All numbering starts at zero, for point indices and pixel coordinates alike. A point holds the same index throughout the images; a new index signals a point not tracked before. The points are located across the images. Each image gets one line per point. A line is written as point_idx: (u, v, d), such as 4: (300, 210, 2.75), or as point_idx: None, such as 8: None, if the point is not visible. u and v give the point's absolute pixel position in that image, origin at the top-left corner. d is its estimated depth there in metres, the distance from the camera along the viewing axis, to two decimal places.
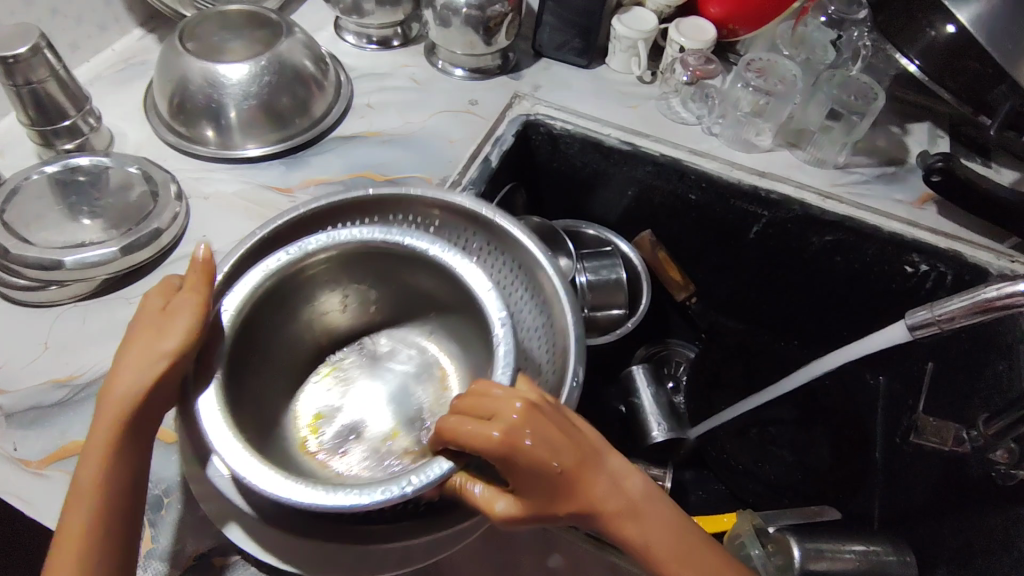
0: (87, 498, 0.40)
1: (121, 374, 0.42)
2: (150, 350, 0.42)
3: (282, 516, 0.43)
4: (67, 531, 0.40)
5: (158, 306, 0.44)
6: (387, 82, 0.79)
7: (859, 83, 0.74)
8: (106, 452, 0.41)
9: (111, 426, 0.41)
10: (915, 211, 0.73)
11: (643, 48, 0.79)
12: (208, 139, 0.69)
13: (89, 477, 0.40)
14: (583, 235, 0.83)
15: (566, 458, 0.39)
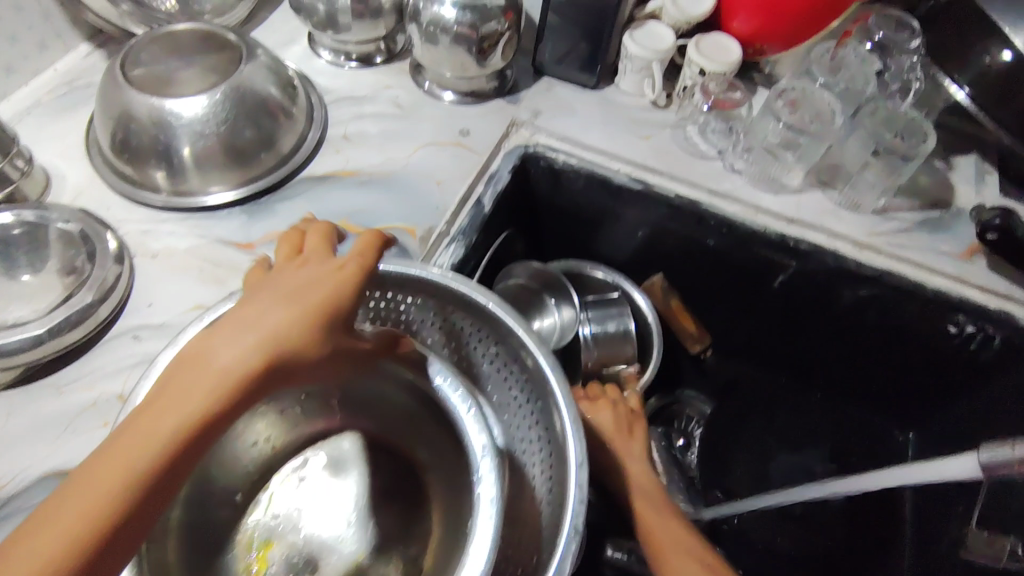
0: (121, 474, 0.31)
1: (251, 332, 0.36)
2: (287, 325, 0.37)
3: None
4: (70, 507, 0.30)
5: (310, 275, 0.40)
6: (367, 107, 0.69)
7: (907, 119, 0.66)
8: (179, 431, 0.33)
9: (201, 394, 0.34)
10: (961, 264, 0.64)
11: (658, 69, 0.70)
12: (159, 184, 0.60)
13: (145, 447, 0.32)
14: (590, 277, 0.75)
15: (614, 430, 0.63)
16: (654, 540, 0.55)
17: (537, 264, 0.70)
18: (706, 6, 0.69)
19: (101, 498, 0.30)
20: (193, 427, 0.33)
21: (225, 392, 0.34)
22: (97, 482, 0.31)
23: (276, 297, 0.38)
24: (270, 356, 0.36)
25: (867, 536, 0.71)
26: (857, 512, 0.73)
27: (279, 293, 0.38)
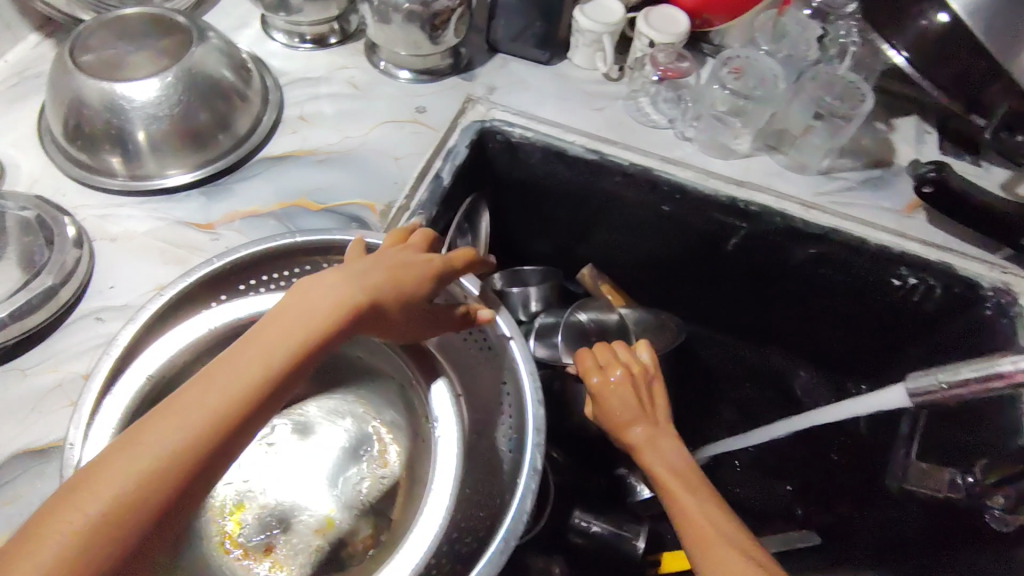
0: (207, 407, 0.33)
1: (332, 298, 0.39)
2: (366, 295, 0.40)
3: None
4: (161, 429, 0.32)
5: (394, 257, 0.44)
6: (323, 88, 0.70)
7: (844, 83, 0.67)
8: (246, 382, 0.35)
9: (277, 351, 0.36)
10: (902, 219, 0.67)
11: (608, 43, 0.71)
12: (115, 169, 0.60)
13: (224, 394, 0.34)
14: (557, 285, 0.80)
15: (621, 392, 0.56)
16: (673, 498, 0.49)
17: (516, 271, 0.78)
18: None
19: (179, 440, 0.32)
20: (260, 382, 0.35)
21: (298, 352, 0.37)
22: (177, 424, 0.33)
23: (360, 267, 0.42)
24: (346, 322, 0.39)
25: (825, 480, 0.75)
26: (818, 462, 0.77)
27: (362, 268, 0.42)
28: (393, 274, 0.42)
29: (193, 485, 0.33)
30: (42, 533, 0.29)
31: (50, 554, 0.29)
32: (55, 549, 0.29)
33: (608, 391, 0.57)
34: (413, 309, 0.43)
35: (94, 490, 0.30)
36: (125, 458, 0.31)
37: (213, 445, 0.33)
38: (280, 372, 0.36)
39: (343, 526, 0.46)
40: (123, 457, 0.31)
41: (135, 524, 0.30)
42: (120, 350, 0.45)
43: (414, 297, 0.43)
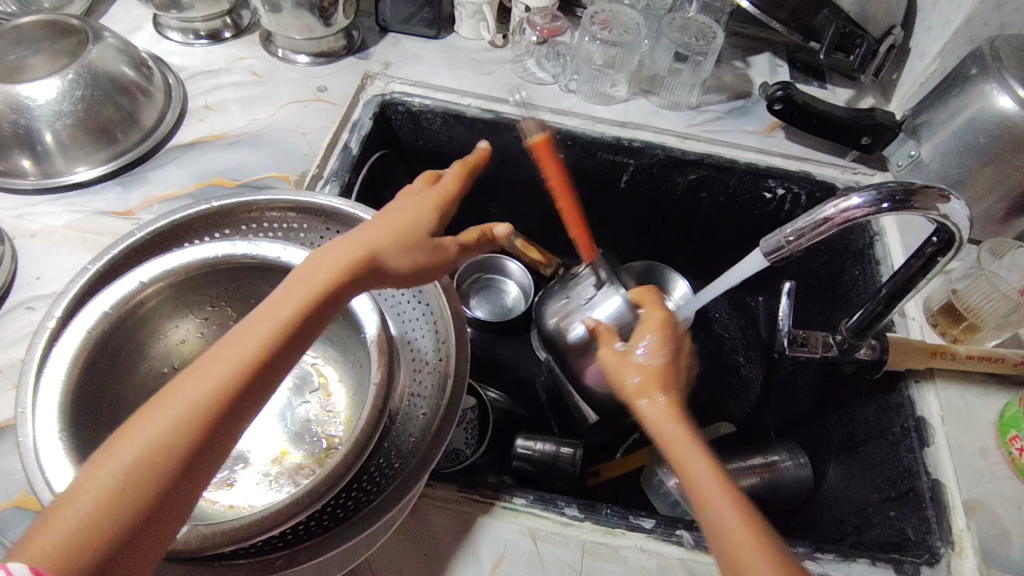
0: (205, 383, 0.33)
1: (334, 254, 0.39)
2: (370, 250, 0.40)
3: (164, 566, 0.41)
4: (164, 407, 0.32)
5: (406, 210, 0.43)
6: (224, 78, 0.74)
7: (697, 24, 0.75)
8: (247, 355, 0.34)
9: (280, 316, 0.36)
10: (765, 138, 0.77)
11: (489, 12, 0.78)
12: (26, 170, 0.62)
13: (234, 353, 0.34)
14: (502, 265, 0.90)
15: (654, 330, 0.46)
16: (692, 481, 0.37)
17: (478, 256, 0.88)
18: None
19: (194, 401, 0.33)
20: (260, 356, 0.35)
21: (307, 309, 0.37)
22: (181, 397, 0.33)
23: (367, 228, 0.41)
24: (352, 279, 0.39)
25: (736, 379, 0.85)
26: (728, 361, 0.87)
27: (366, 225, 0.41)
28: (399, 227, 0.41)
29: (206, 449, 0.33)
30: (67, 501, 0.30)
31: (77, 513, 0.30)
32: (73, 517, 0.30)
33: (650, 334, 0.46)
34: (432, 255, 0.42)
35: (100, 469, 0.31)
36: (133, 436, 0.31)
37: (224, 408, 0.33)
38: (289, 328, 0.36)
39: (295, 454, 0.50)
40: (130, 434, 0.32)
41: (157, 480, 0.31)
42: (55, 322, 0.47)
43: (424, 246, 0.42)
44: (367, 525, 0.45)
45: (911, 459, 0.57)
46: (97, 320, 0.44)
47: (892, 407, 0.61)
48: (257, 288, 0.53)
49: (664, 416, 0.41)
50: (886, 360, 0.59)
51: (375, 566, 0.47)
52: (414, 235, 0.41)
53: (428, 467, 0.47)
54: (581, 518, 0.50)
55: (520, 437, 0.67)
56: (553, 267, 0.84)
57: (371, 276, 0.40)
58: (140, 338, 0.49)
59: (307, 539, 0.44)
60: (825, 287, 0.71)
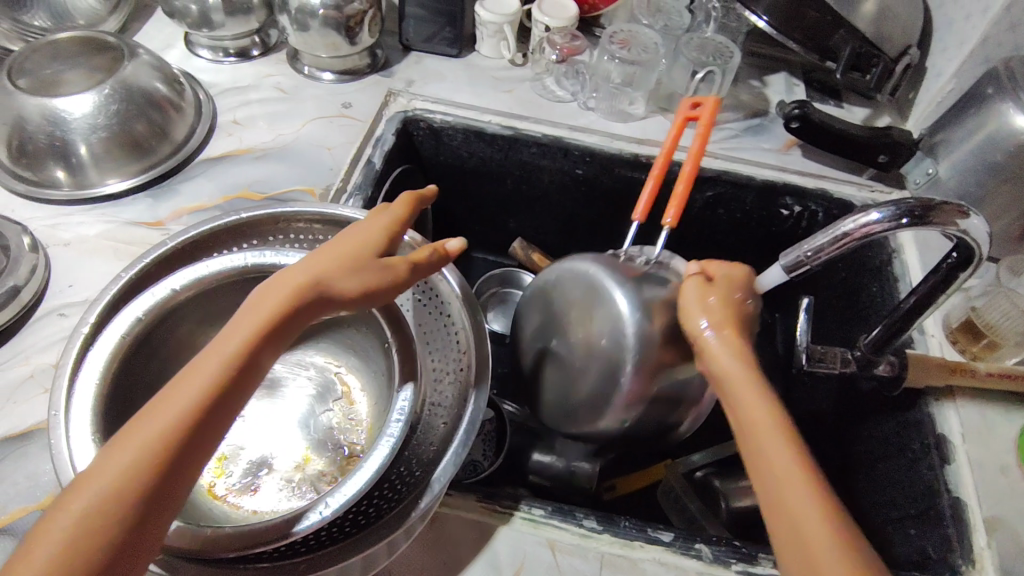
0: (167, 414, 0.34)
1: (284, 283, 0.40)
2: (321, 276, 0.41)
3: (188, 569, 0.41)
4: (127, 442, 0.33)
5: (352, 237, 0.45)
6: (251, 95, 0.76)
7: (715, 43, 0.78)
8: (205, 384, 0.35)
9: (234, 343, 0.37)
10: (782, 156, 0.78)
11: (509, 32, 0.80)
12: (60, 181, 0.64)
13: (193, 384, 0.35)
14: (520, 280, 0.91)
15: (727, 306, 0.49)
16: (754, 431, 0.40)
17: (495, 271, 0.90)
18: None
19: (154, 432, 0.33)
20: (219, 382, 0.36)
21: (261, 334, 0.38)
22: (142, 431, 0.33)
23: (314, 256, 0.43)
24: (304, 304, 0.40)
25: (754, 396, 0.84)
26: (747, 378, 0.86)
27: (314, 255, 0.43)
28: (349, 251, 0.43)
29: (173, 475, 0.33)
30: (35, 544, 0.30)
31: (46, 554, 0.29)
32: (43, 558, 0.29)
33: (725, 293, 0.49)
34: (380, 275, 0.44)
35: (65, 510, 0.31)
36: (98, 471, 0.32)
37: (186, 435, 0.34)
38: (243, 353, 0.37)
39: (318, 461, 0.51)
40: (95, 472, 0.32)
41: (120, 519, 0.31)
42: (88, 327, 0.48)
43: (377, 266, 0.44)
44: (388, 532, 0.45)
45: (932, 476, 0.57)
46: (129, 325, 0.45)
47: (913, 423, 0.61)
48: None
49: (741, 378, 0.44)
50: (906, 377, 0.58)
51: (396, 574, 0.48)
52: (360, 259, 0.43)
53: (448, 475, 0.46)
54: (599, 530, 0.51)
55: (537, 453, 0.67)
56: None
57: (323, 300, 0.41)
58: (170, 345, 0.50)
59: (329, 545, 0.44)
60: (843, 303, 0.71)
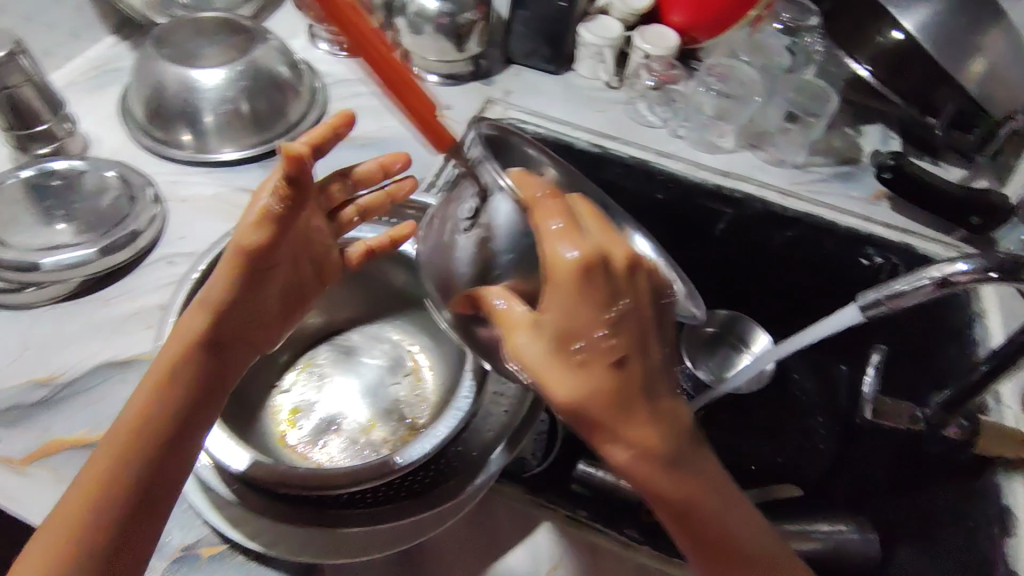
0: (104, 454, 0.42)
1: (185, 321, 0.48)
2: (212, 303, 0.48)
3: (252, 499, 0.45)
4: (79, 481, 0.42)
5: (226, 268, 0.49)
6: (362, 87, 0.81)
7: (813, 86, 0.81)
8: (127, 422, 0.43)
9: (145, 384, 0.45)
10: (868, 206, 0.77)
11: (610, 55, 0.83)
12: (184, 144, 0.70)
13: (120, 427, 0.43)
14: None
15: (589, 352, 0.36)
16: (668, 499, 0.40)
17: None
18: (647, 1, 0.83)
19: (86, 475, 0.42)
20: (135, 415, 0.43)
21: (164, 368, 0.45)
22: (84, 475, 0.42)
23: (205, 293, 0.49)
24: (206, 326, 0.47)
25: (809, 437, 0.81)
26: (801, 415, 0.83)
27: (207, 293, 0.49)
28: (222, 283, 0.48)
29: (116, 496, 0.41)
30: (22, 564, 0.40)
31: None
32: None
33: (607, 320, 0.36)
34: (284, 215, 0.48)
35: (35, 539, 0.40)
36: (63, 506, 0.41)
37: (113, 465, 0.42)
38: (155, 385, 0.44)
39: (381, 428, 0.53)
40: (60, 506, 0.41)
41: (75, 545, 0.39)
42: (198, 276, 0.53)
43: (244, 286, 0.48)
44: (437, 503, 0.47)
45: (990, 546, 0.56)
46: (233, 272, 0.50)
47: (979, 492, 0.59)
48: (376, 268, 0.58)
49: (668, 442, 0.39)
50: (976, 443, 0.57)
51: (438, 548, 0.49)
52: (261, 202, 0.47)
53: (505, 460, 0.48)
54: (639, 541, 0.51)
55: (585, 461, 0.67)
56: None
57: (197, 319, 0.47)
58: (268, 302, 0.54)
59: (385, 503, 0.46)
60: (912, 359, 0.69)
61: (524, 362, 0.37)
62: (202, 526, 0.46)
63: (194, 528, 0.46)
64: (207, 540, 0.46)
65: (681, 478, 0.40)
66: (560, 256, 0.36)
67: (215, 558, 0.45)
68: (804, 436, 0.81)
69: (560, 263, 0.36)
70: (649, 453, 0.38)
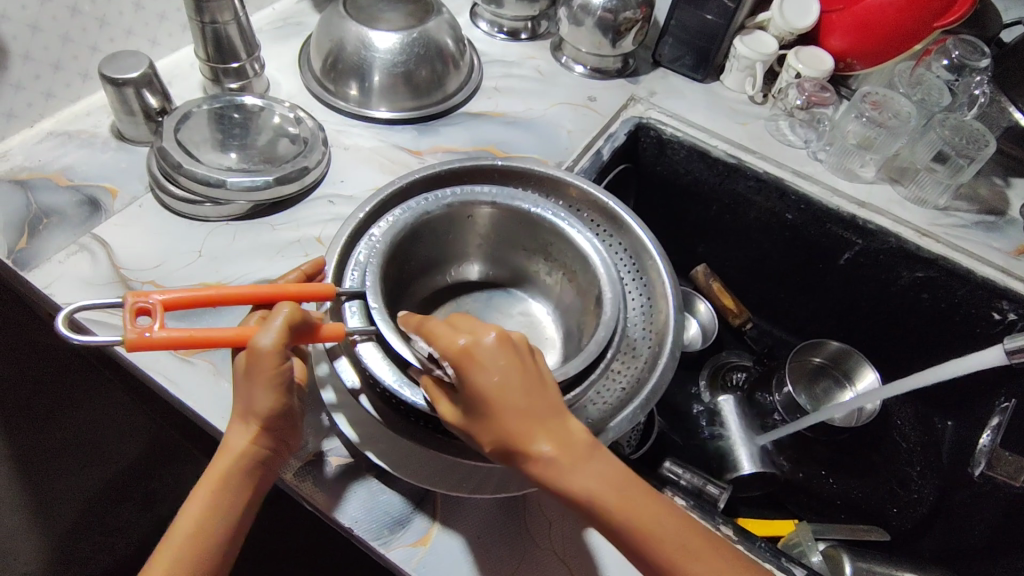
0: (175, 550, 0.41)
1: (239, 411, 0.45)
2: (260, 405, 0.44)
3: (383, 412, 0.48)
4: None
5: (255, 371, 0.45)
6: (514, 70, 0.85)
7: (971, 128, 0.77)
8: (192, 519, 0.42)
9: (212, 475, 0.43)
10: (1011, 259, 0.73)
11: (760, 70, 0.83)
12: (352, 98, 0.76)
13: (189, 520, 0.42)
14: (693, 304, 0.90)
15: (494, 412, 0.41)
16: (634, 522, 0.38)
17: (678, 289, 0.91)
18: (810, 20, 0.81)
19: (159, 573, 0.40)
20: (202, 510, 0.42)
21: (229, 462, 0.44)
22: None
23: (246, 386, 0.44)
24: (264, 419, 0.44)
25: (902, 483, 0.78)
26: (894, 464, 0.80)
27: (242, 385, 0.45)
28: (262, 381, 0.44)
29: None
30: None
31: None
32: None
33: (521, 386, 0.41)
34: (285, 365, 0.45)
35: None
36: None
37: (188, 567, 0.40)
38: (222, 476, 0.43)
39: None
40: None
41: None
42: (363, 215, 0.55)
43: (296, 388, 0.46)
44: None
45: None
46: (398, 220, 0.54)
47: None
48: (519, 234, 0.60)
49: (597, 472, 0.39)
50: None
51: (542, 502, 0.51)
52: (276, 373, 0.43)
53: (621, 434, 0.49)
54: (735, 539, 0.55)
55: (667, 463, 0.66)
56: (741, 318, 0.88)
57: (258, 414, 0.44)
58: (420, 255, 0.59)
59: None
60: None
61: (466, 437, 0.43)
62: (333, 436, 0.51)
63: (326, 437, 0.51)
64: (338, 451, 0.50)
65: (596, 479, 0.39)
66: (448, 343, 0.41)
67: (345, 466, 0.50)
68: (900, 486, 0.78)
69: (448, 350, 0.41)
70: (559, 461, 0.39)
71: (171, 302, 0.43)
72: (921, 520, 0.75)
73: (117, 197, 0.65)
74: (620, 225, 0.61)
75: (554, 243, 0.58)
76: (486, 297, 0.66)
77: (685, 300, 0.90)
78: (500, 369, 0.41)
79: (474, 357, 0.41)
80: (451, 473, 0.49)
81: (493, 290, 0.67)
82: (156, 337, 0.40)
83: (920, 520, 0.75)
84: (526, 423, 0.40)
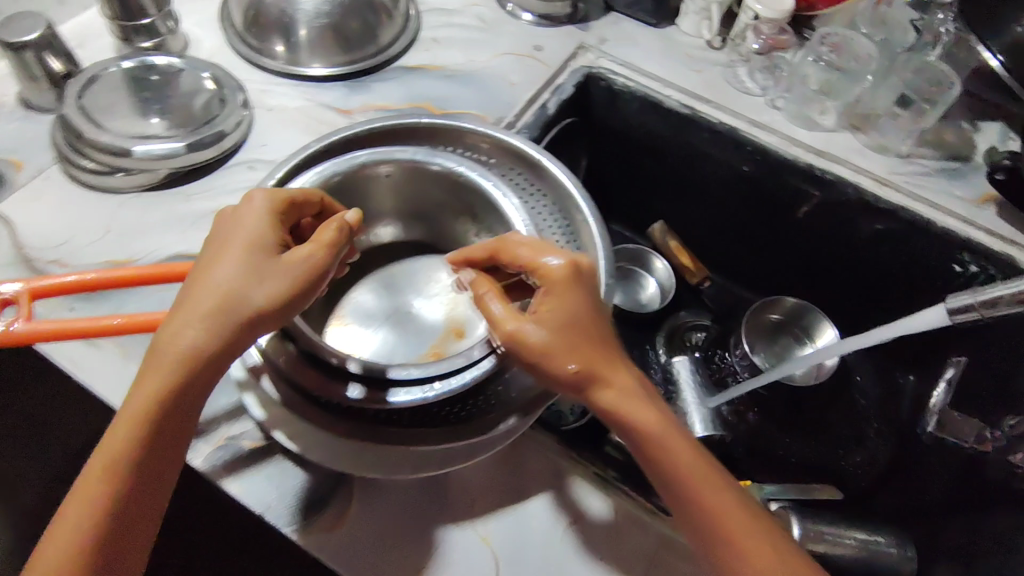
0: (124, 436, 0.40)
1: (218, 290, 0.42)
2: (241, 295, 0.42)
3: (290, 395, 0.47)
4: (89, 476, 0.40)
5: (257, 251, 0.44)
6: (454, 18, 0.80)
7: (936, 69, 0.74)
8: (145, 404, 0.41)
9: (178, 358, 0.41)
10: (973, 208, 0.70)
11: (716, 12, 0.78)
12: (278, 55, 0.71)
13: (139, 405, 0.41)
14: (648, 259, 0.88)
15: (582, 335, 0.42)
16: (684, 458, 0.42)
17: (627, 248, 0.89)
18: None
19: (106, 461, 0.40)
20: (157, 398, 0.41)
21: (198, 352, 0.41)
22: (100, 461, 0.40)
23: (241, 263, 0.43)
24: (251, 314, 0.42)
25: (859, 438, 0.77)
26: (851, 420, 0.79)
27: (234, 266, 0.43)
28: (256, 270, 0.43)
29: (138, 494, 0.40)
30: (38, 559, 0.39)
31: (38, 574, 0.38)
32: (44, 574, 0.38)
33: (601, 316, 0.45)
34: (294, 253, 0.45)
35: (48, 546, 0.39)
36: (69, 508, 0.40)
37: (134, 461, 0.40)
38: (188, 366, 0.41)
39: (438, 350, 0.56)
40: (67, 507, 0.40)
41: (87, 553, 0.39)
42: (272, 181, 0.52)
43: (294, 278, 0.44)
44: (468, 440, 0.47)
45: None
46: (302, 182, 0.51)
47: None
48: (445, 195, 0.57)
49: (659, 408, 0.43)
50: None
51: (467, 479, 0.49)
52: (287, 263, 0.44)
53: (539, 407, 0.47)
54: None
55: None
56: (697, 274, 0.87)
57: (241, 304, 0.42)
58: None
59: (418, 425, 0.47)
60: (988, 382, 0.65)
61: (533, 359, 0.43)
62: (244, 418, 0.49)
63: (236, 420, 0.49)
64: (251, 434, 0.48)
65: (660, 412, 0.43)
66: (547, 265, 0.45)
67: (257, 450, 0.48)
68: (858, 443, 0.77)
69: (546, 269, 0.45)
70: (630, 391, 0.42)
71: (35, 291, 0.47)
72: (877, 476, 0.74)
73: (21, 169, 0.61)
74: (552, 181, 0.57)
75: (481, 203, 0.55)
76: (420, 262, 0.63)
77: (636, 254, 0.89)
78: (588, 295, 0.44)
79: (567, 280, 0.44)
80: (364, 456, 0.47)
81: (429, 254, 0.63)
82: (19, 329, 0.45)
83: (876, 476, 0.74)
84: (606, 348, 0.43)
